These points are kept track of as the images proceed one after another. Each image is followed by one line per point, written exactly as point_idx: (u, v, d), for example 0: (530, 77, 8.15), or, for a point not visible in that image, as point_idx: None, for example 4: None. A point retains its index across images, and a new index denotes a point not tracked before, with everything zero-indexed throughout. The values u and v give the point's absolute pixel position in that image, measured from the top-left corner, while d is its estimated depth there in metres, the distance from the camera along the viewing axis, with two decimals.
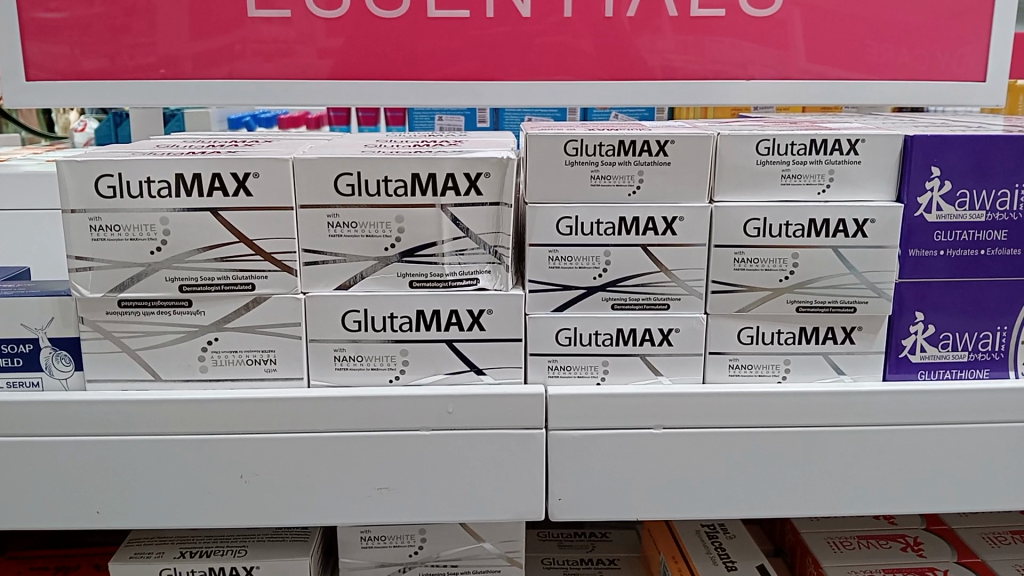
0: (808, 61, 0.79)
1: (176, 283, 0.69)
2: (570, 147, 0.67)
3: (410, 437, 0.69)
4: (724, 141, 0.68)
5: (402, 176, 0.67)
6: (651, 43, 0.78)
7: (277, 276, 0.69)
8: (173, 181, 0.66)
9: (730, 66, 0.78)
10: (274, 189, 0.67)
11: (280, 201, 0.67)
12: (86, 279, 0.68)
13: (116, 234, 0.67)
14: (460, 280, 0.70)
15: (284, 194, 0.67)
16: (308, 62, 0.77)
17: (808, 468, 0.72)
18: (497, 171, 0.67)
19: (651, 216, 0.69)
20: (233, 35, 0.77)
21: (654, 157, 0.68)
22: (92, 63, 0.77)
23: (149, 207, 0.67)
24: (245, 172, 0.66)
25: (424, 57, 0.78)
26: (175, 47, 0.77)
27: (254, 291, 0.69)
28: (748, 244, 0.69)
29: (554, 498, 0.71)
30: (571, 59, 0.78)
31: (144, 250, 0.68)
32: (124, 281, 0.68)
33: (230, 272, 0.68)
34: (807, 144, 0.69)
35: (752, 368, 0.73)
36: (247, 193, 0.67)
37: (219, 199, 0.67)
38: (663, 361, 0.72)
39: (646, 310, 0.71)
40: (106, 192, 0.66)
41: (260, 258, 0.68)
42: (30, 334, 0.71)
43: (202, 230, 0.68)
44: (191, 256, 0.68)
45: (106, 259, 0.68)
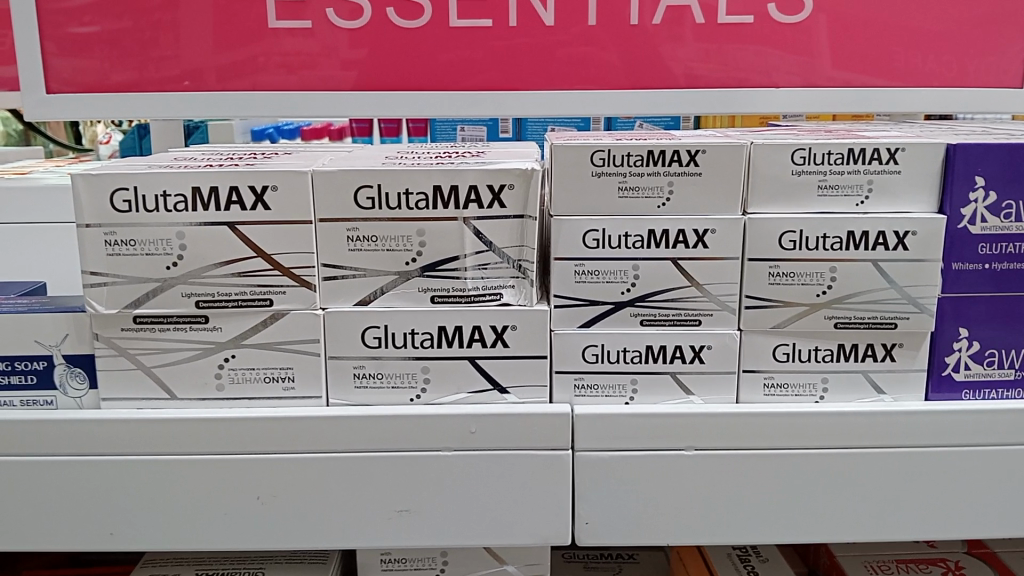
0: (836, 67, 0.76)
1: (192, 299, 0.67)
2: (597, 157, 0.65)
3: (431, 457, 0.67)
4: (759, 151, 0.65)
5: (423, 188, 0.65)
6: (677, 51, 0.75)
7: (295, 291, 0.67)
8: (189, 195, 0.65)
9: (760, 72, 0.76)
10: (292, 203, 0.65)
11: (298, 215, 0.65)
12: (100, 295, 0.66)
13: (131, 248, 0.66)
14: (484, 295, 0.68)
15: (303, 208, 0.65)
16: (332, 74, 0.76)
17: (845, 491, 0.68)
18: (522, 182, 0.65)
19: (681, 229, 0.66)
20: (258, 48, 0.75)
21: (684, 168, 0.65)
22: (118, 78, 0.76)
23: (165, 222, 0.65)
24: (263, 185, 0.64)
25: (449, 66, 0.76)
26: (199, 60, 0.75)
27: (272, 307, 0.67)
28: (784, 257, 0.67)
29: (581, 522, 0.68)
30: (594, 69, 0.76)
31: (159, 265, 0.66)
32: (138, 297, 0.66)
33: (246, 287, 0.67)
34: (844, 154, 0.66)
35: (788, 388, 0.70)
36: (265, 207, 0.65)
37: (236, 213, 0.65)
38: (694, 379, 0.69)
39: (676, 326, 0.68)
40: (121, 207, 0.65)
41: (278, 272, 0.66)
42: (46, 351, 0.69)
43: (219, 245, 0.66)
44: (208, 271, 0.66)
45: (121, 274, 0.66)
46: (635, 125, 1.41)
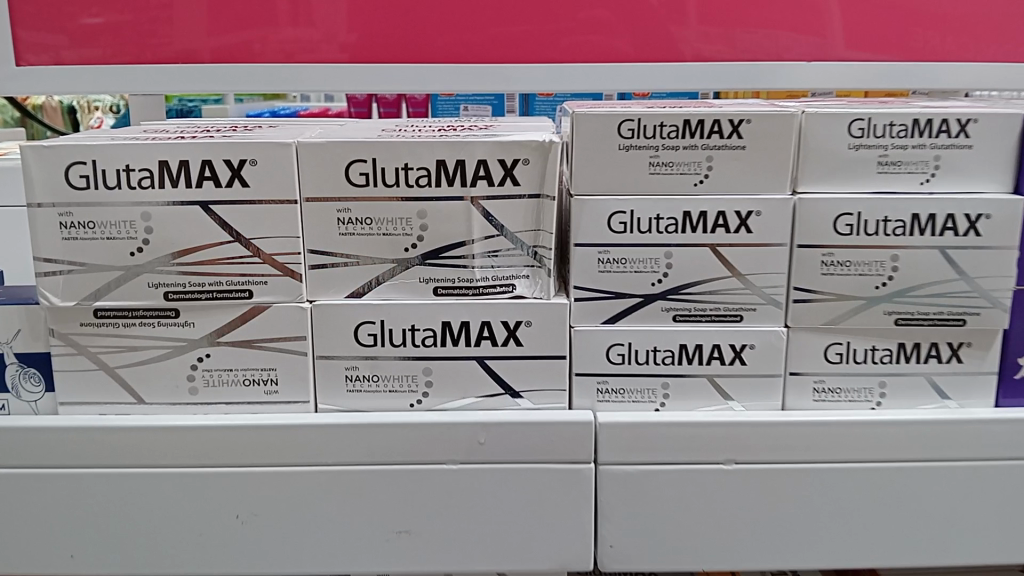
0: (848, 48, 0.69)
1: (160, 291, 0.58)
2: (625, 128, 0.56)
3: (435, 471, 0.59)
4: (811, 122, 0.57)
5: (425, 163, 0.57)
6: (685, 27, 0.69)
7: (278, 281, 0.58)
8: (156, 170, 0.56)
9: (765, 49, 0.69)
10: (274, 179, 0.56)
11: (281, 194, 0.57)
12: (55, 284, 0.58)
13: (90, 232, 0.57)
14: (494, 286, 0.59)
15: (287, 186, 0.56)
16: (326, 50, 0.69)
17: (905, 511, 0.60)
18: (538, 156, 0.57)
19: (722, 211, 0.57)
20: (255, 33, 0.68)
21: (726, 140, 0.57)
22: (111, 61, 0.69)
23: (129, 201, 0.57)
24: (241, 159, 0.56)
25: (450, 44, 0.70)
26: (192, 41, 0.69)
27: (252, 299, 0.58)
28: (839, 244, 0.58)
29: (605, 544, 0.60)
30: (598, 48, 0.69)
31: (122, 251, 0.58)
32: (99, 287, 0.58)
33: (222, 277, 0.58)
34: (908, 125, 0.57)
35: (841, 393, 0.61)
36: (243, 184, 0.56)
37: (209, 191, 0.57)
38: (735, 383, 0.60)
39: (715, 322, 0.59)
40: (77, 183, 0.56)
41: (258, 259, 0.58)
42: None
43: (191, 228, 0.57)
44: (178, 258, 0.58)
45: (78, 260, 0.57)
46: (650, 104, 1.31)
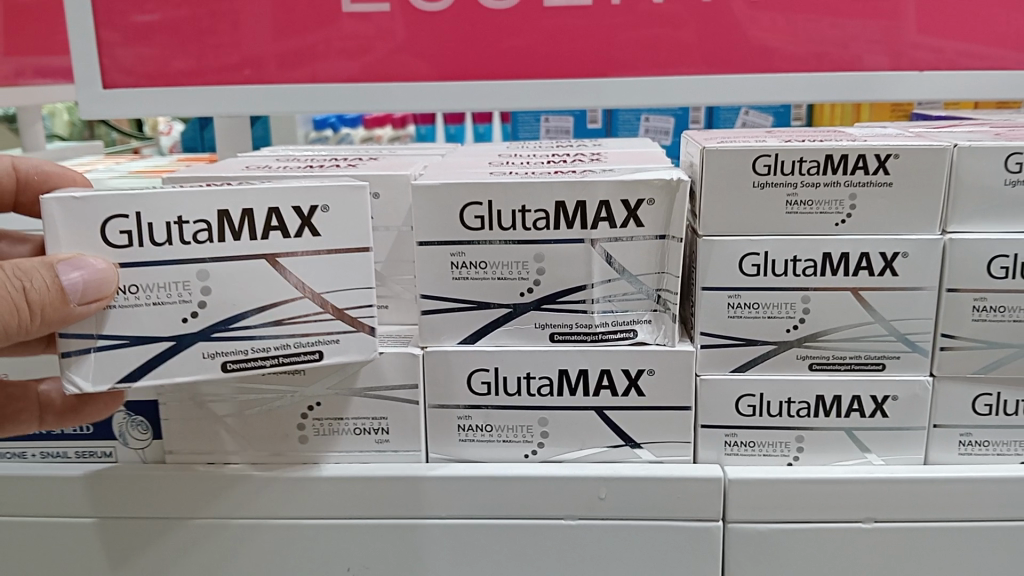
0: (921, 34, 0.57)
1: (216, 360, 0.50)
2: (762, 164, 0.52)
3: (551, 526, 0.56)
4: (965, 155, 0.52)
5: (543, 205, 0.53)
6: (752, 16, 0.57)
7: (351, 338, 0.52)
8: (215, 221, 0.49)
9: (847, 47, 0.57)
10: (348, 227, 0.51)
11: (355, 242, 0.51)
12: (84, 366, 0.49)
13: (133, 297, 0.49)
14: (614, 332, 0.56)
15: (361, 233, 0.51)
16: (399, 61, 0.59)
17: None
18: (664, 196, 0.53)
19: (865, 252, 0.53)
20: (314, 35, 0.59)
21: (871, 176, 0.52)
22: (176, 67, 0.60)
23: (181, 258, 0.49)
24: (312, 206, 0.50)
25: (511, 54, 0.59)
26: (260, 47, 0.59)
27: (324, 361, 0.52)
28: (993, 288, 0.53)
29: None
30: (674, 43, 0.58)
31: (173, 318, 0.50)
32: (135, 369, 0.50)
33: (290, 338, 0.51)
34: None
35: (990, 447, 0.56)
36: (314, 233, 0.50)
37: (277, 242, 0.50)
38: (874, 436, 0.56)
39: (855, 371, 0.55)
40: (117, 241, 0.48)
41: (331, 316, 0.51)
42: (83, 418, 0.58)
43: (256, 285, 0.50)
44: (237, 321, 0.50)
45: (116, 333, 0.49)
46: (740, 112, 1.26)
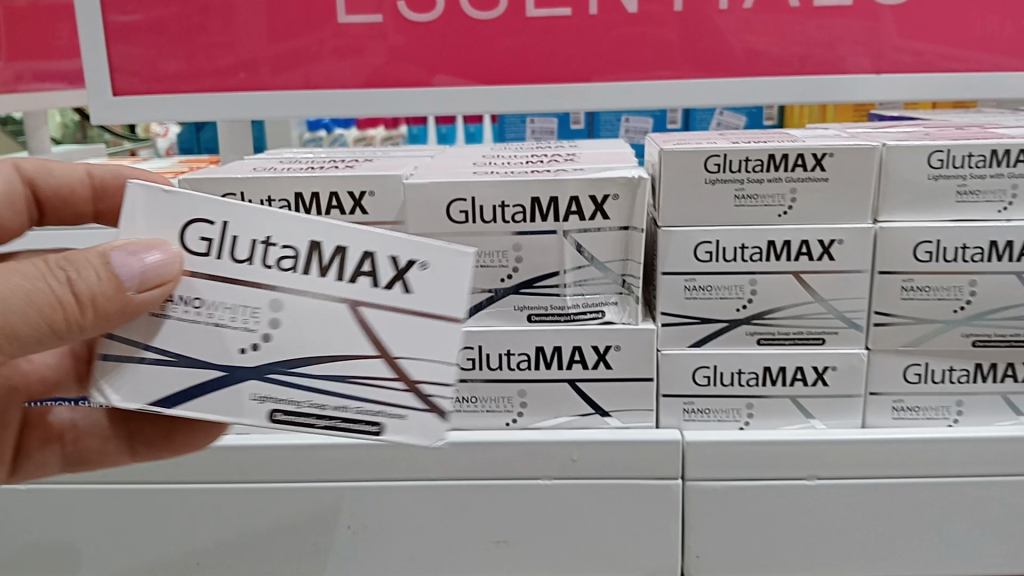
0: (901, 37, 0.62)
1: (266, 407, 0.45)
2: (712, 163, 0.59)
3: (530, 486, 0.63)
4: (892, 153, 0.59)
5: (521, 201, 0.60)
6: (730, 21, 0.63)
7: (418, 419, 0.45)
8: (303, 250, 0.43)
9: (832, 49, 0.63)
10: (442, 296, 0.44)
11: (443, 311, 0.44)
12: (118, 377, 0.45)
13: (190, 312, 0.45)
14: (584, 312, 0.63)
15: (453, 303, 0.44)
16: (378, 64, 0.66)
17: (981, 522, 0.62)
18: (627, 192, 0.60)
19: (805, 239, 0.60)
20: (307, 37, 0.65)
21: (809, 173, 0.59)
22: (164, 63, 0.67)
23: (256, 283, 0.44)
24: (410, 260, 0.43)
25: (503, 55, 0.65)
26: (253, 48, 0.66)
27: (381, 437, 0.45)
28: (919, 270, 0.61)
29: (692, 555, 0.64)
30: (649, 51, 0.64)
31: (230, 346, 0.45)
32: (170, 395, 0.45)
33: (351, 402, 0.45)
34: (987, 155, 0.59)
35: (919, 412, 0.64)
36: (406, 289, 0.44)
37: (364, 289, 0.44)
38: (817, 403, 0.63)
39: (798, 345, 0.63)
40: (196, 247, 0.44)
41: (399, 386, 0.45)
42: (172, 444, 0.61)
43: (327, 328, 0.44)
44: (301, 366, 0.45)
45: (163, 345, 0.45)
46: (714, 114, 1.33)
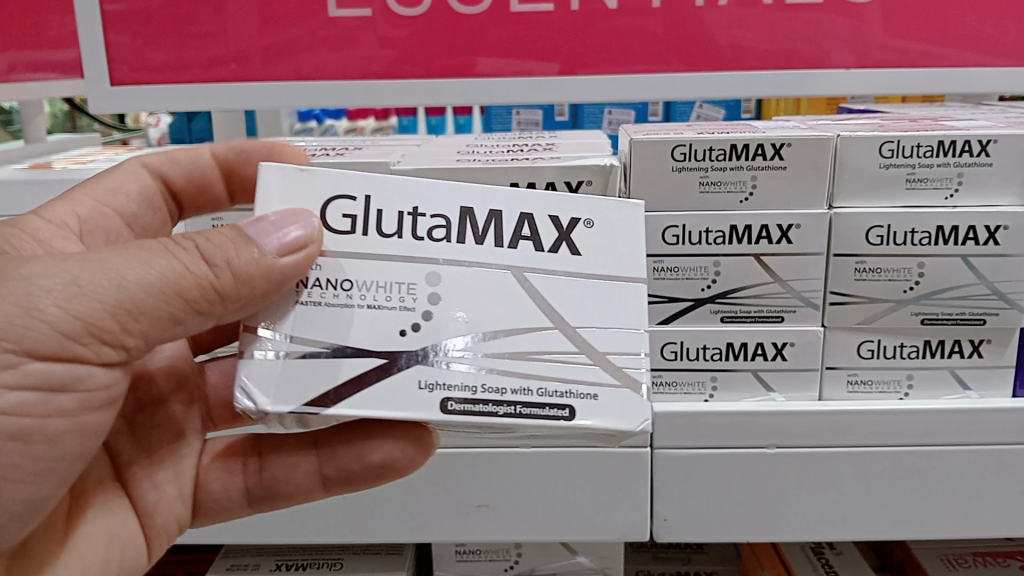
0: (886, 34, 0.71)
1: (440, 397, 0.48)
2: (678, 152, 0.64)
3: (508, 453, 0.67)
4: (846, 144, 0.64)
5: (500, 186, 0.65)
6: (718, 18, 0.71)
7: (611, 397, 0.49)
8: (454, 218, 0.50)
9: (819, 45, 0.72)
10: (604, 253, 0.51)
11: (613, 269, 0.51)
12: (273, 380, 0.48)
13: (337, 296, 0.49)
14: None
15: (617, 262, 0.51)
16: (372, 54, 0.73)
17: (929, 488, 0.67)
18: (600, 178, 0.64)
19: (765, 224, 0.65)
20: (297, 28, 0.72)
21: (769, 162, 0.64)
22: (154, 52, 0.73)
23: (411, 256, 0.49)
24: (572, 219, 0.51)
25: (497, 46, 0.72)
26: (245, 40, 0.73)
27: (573, 420, 0.48)
28: (871, 252, 0.65)
29: (659, 519, 0.68)
30: (635, 42, 0.72)
31: (390, 327, 0.48)
32: (326, 391, 0.48)
33: (533, 385, 0.48)
34: (933, 146, 0.64)
35: (872, 385, 0.68)
36: (574, 250, 0.51)
37: (528, 253, 0.50)
38: (776, 376, 0.68)
39: (759, 322, 0.67)
40: (339, 225, 0.49)
41: (586, 358, 0.50)
42: (375, 455, 0.57)
43: (499, 297, 0.49)
44: (476, 341, 0.49)
45: (310, 338, 0.48)
46: (695, 106, 1.38)
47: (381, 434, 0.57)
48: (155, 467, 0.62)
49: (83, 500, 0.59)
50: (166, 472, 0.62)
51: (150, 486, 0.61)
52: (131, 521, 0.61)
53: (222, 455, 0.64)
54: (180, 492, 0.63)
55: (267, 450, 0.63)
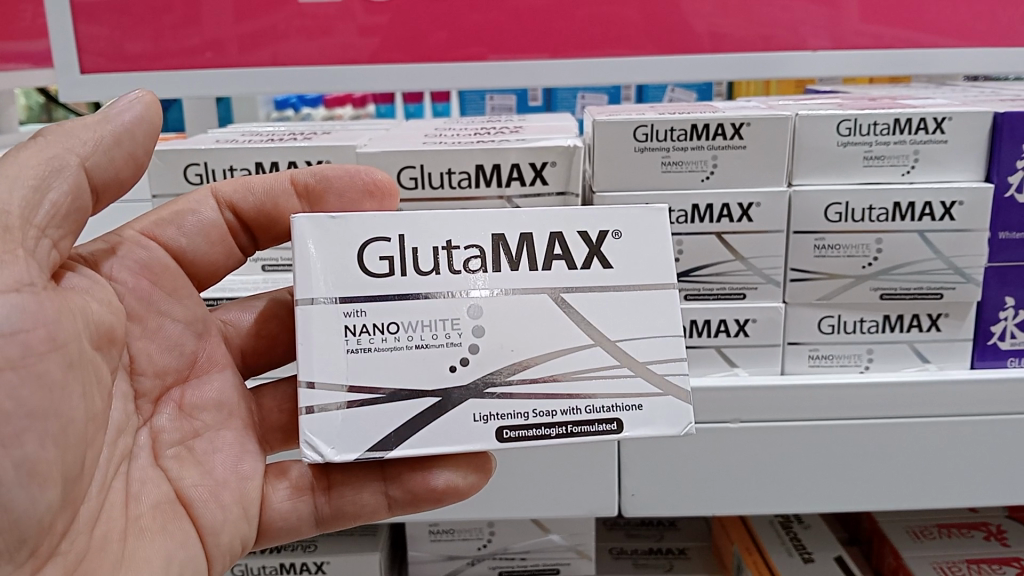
0: (861, 20, 0.79)
1: (494, 427, 0.50)
2: (640, 133, 0.65)
3: None
4: (804, 123, 0.65)
5: (466, 168, 0.66)
6: (698, 8, 0.79)
7: (659, 405, 0.51)
8: (488, 247, 0.51)
9: (796, 30, 0.79)
10: (638, 260, 0.52)
11: (647, 278, 0.52)
12: (336, 433, 0.50)
13: (387, 337, 0.50)
14: None
15: (653, 267, 0.52)
16: (351, 42, 0.80)
17: (892, 459, 0.68)
18: (564, 159, 0.65)
19: (726, 203, 0.66)
20: (272, 17, 0.79)
21: (729, 141, 0.65)
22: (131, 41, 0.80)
23: (451, 291, 0.51)
24: (601, 232, 0.52)
25: (478, 28, 0.79)
26: (220, 30, 0.79)
27: (623, 431, 0.50)
28: (830, 229, 0.67)
29: (627, 494, 0.69)
30: (616, 30, 0.80)
31: (442, 363, 0.50)
32: (387, 436, 0.50)
33: (581, 403, 0.50)
34: (890, 124, 0.66)
35: (833, 359, 0.70)
36: (603, 264, 0.52)
37: (562, 272, 0.52)
38: (739, 352, 0.69)
39: (721, 300, 0.68)
40: (378, 266, 0.51)
41: (630, 370, 0.51)
42: (434, 483, 0.56)
43: (540, 321, 0.51)
44: (519, 369, 0.50)
45: (367, 385, 0.50)
46: (666, 90, 1.39)
47: (441, 461, 0.55)
48: (206, 486, 0.56)
49: (146, 519, 0.54)
50: (221, 488, 0.57)
51: (209, 503, 0.56)
52: (191, 543, 0.56)
53: (296, 475, 0.59)
54: (242, 506, 0.57)
55: (333, 469, 0.58)
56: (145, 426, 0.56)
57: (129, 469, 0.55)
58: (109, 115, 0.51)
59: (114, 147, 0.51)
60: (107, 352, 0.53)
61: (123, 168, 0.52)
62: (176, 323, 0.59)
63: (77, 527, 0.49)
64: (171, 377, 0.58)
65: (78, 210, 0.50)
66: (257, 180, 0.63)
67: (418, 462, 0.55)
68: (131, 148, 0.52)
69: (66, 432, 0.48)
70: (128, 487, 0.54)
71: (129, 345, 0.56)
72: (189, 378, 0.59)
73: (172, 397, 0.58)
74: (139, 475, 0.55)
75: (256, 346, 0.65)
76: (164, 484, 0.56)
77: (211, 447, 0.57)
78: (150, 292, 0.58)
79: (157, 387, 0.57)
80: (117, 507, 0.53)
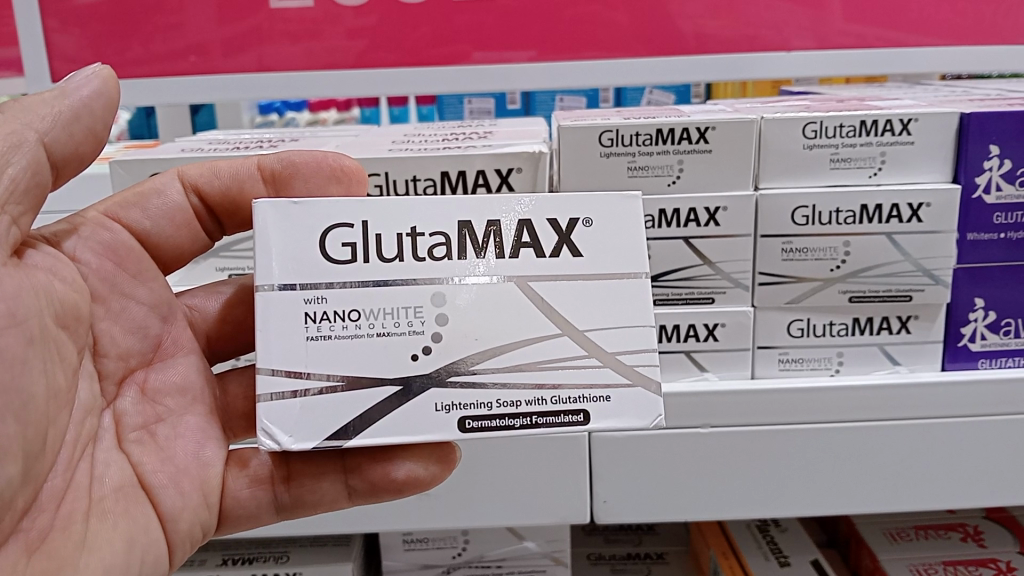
0: (844, 20, 0.81)
1: (457, 419, 0.49)
2: (606, 138, 0.64)
3: None
4: (770, 126, 0.65)
5: (431, 175, 0.65)
6: (685, 9, 0.80)
7: (627, 397, 0.50)
8: (454, 234, 0.51)
9: (781, 31, 0.81)
10: (613, 249, 0.51)
11: (619, 266, 0.51)
12: (295, 423, 0.49)
13: (347, 326, 0.49)
14: None
15: (627, 256, 0.51)
16: (337, 45, 0.81)
17: (864, 463, 0.67)
18: (530, 165, 0.64)
19: (693, 207, 0.66)
20: (256, 19, 0.80)
21: (694, 145, 0.65)
22: (111, 46, 0.81)
23: (415, 279, 0.50)
24: (572, 219, 0.51)
25: (466, 28, 0.81)
26: (205, 33, 0.81)
27: (590, 423, 0.50)
28: (797, 233, 0.66)
29: (598, 500, 0.68)
30: (603, 31, 0.81)
31: (404, 353, 0.49)
32: (347, 424, 0.49)
33: (547, 394, 0.50)
34: (856, 126, 0.65)
35: (804, 362, 0.69)
36: (574, 252, 0.51)
37: (531, 260, 0.51)
38: (708, 357, 0.69)
39: (690, 304, 0.68)
40: (341, 251, 0.50)
41: (598, 361, 0.50)
42: (395, 475, 0.55)
43: (505, 309, 0.50)
44: (480, 360, 0.50)
45: (326, 373, 0.49)
46: (646, 93, 1.39)
47: (404, 450, 0.55)
48: (167, 472, 0.54)
49: (109, 501, 0.53)
50: (183, 475, 0.55)
51: (169, 489, 0.55)
52: (152, 527, 0.54)
53: (257, 466, 0.58)
54: (202, 494, 0.56)
55: (294, 458, 0.57)
56: (108, 408, 0.55)
57: (94, 450, 0.53)
58: (65, 91, 0.50)
59: (72, 123, 0.50)
60: (73, 331, 0.52)
61: (83, 142, 0.51)
62: (142, 305, 0.57)
63: (38, 505, 0.49)
64: (134, 360, 0.56)
65: (39, 186, 0.49)
66: (224, 163, 0.62)
67: (380, 453, 0.55)
68: (91, 124, 0.51)
69: (26, 409, 0.47)
70: (92, 470, 0.53)
71: (93, 326, 0.54)
72: (154, 362, 0.57)
73: (136, 379, 0.56)
74: (103, 457, 0.54)
75: (221, 334, 0.64)
76: (127, 467, 0.54)
77: (173, 433, 0.55)
78: (114, 274, 0.56)
79: (120, 370, 0.56)
80: (81, 488, 0.52)
